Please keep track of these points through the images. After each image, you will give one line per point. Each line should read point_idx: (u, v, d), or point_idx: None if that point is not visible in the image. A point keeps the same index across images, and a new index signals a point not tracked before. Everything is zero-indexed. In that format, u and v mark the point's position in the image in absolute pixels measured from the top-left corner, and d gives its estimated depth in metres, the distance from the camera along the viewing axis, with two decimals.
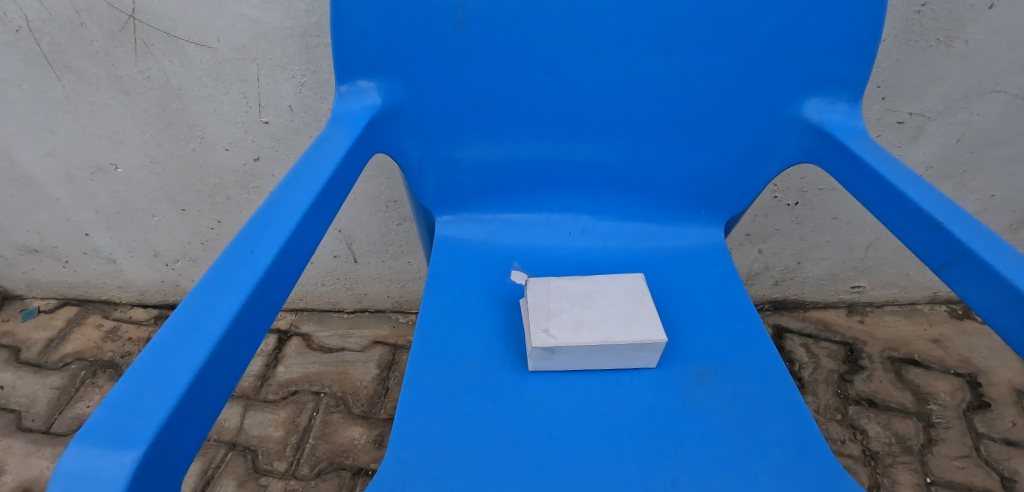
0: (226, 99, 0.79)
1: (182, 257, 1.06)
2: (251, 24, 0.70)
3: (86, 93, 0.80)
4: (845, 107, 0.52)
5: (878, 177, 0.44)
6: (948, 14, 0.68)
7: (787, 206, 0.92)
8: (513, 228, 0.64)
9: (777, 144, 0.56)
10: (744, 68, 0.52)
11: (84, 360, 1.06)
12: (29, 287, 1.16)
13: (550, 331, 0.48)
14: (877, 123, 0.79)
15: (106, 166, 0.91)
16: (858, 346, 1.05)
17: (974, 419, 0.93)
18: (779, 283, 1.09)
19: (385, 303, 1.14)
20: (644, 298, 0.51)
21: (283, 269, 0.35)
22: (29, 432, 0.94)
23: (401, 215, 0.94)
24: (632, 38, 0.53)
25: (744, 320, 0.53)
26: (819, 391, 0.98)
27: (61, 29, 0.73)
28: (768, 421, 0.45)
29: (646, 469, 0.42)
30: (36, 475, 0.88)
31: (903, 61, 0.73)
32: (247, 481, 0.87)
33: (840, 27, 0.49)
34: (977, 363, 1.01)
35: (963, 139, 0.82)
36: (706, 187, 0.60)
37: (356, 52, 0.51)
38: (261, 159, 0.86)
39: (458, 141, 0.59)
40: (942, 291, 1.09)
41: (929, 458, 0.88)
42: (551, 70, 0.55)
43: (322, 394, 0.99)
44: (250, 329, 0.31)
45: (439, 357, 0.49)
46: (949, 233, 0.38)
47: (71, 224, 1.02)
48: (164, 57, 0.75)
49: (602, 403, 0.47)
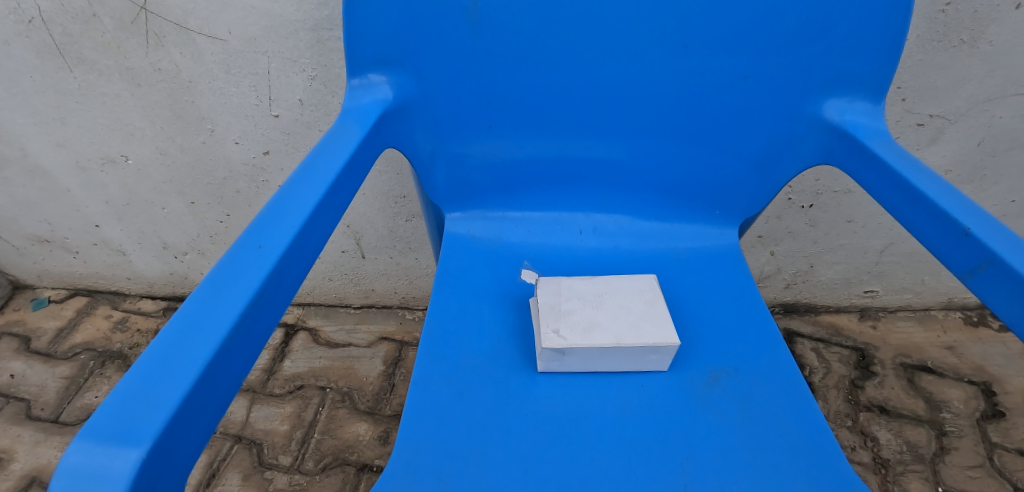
0: (237, 91, 0.78)
1: (190, 249, 1.07)
2: (262, 17, 0.70)
3: (97, 83, 0.80)
4: (867, 107, 0.51)
5: (901, 179, 0.43)
6: (973, 14, 0.66)
7: (801, 208, 0.91)
8: (523, 226, 0.63)
9: (795, 145, 0.54)
10: (761, 67, 0.51)
11: (93, 350, 1.06)
12: (40, 277, 1.17)
13: (561, 331, 0.47)
14: (897, 124, 0.78)
15: (117, 157, 0.91)
16: (870, 351, 1.04)
17: (988, 428, 0.91)
18: (790, 286, 1.07)
19: (392, 299, 1.14)
20: (657, 300, 0.50)
21: (292, 264, 0.35)
22: (38, 421, 0.95)
23: (410, 211, 0.93)
24: (648, 33, 0.51)
25: (757, 324, 0.52)
26: (829, 396, 0.97)
27: (74, 20, 0.73)
28: (782, 428, 0.44)
29: (656, 474, 0.41)
30: (45, 464, 0.89)
31: (925, 62, 0.71)
32: (252, 475, 0.87)
33: (864, 26, 0.47)
34: (992, 372, 0.99)
35: (985, 142, 0.80)
36: (720, 186, 0.59)
37: (368, 44, 0.50)
38: (271, 152, 0.85)
39: (470, 137, 0.58)
40: (958, 297, 1.07)
41: (941, 467, 0.86)
42: (565, 67, 0.54)
43: (328, 389, 0.99)
44: (257, 325, 0.31)
45: (446, 355, 0.49)
46: (976, 239, 0.37)
47: (81, 215, 1.02)
48: (175, 49, 0.75)
49: (612, 405, 0.46)
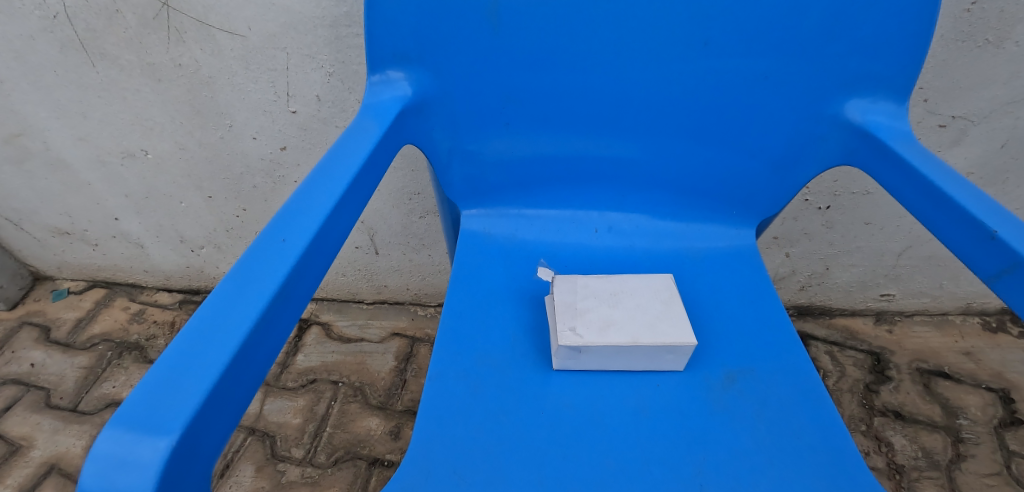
0: (255, 88, 0.79)
1: (207, 243, 1.08)
2: (282, 13, 0.71)
3: (119, 79, 0.81)
4: (889, 107, 0.50)
5: (925, 181, 0.42)
6: (999, 13, 0.65)
7: (818, 210, 0.90)
8: (538, 224, 0.63)
9: (815, 145, 0.54)
10: (783, 66, 0.51)
11: (110, 341, 1.08)
12: (60, 268, 1.19)
13: (576, 329, 0.47)
14: (918, 126, 0.76)
15: (137, 151, 0.92)
16: (885, 356, 1.02)
17: (1006, 436, 0.89)
18: (805, 288, 1.06)
19: (404, 296, 1.14)
20: (673, 299, 0.50)
21: (313, 259, 0.35)
22: (57, 409, 0.97)
23: (423, 208, 0.94)
24: (667, 31, 0.51)
25: (773, 326, 0.51)
26: (843, 400, 0.96)
27: (97, 16, 0.74)
28: (799, 431, 0.43)
29: (671, 474, 0.41)
30: (63, 452, 0.91)
31: (949, 62, 0.70)
32: (265, 467, 0.88)
33: (889, 25, 0.47)
34: (1011, 379, 0.97)
35: (1008, 145, 0.79)
36: (738, 186, 0.59)
37: (388, 42, 0.51)
38: (288, 148, 0.86)
39: (487, 134, 0.58)
40: (977, 302, 1.05)
41: (957, 475, 0.85)
42: (583, 67, 0.54)
43: (340, 384, 1.00)
44: (280, 319, 0.31)
45: (462, 352, 0.49)
46: (1002, 243, 0.36)
47: (101, 208, 1.04)
48: (196, 44, 0.75)
49: (627, 405, 0.46)
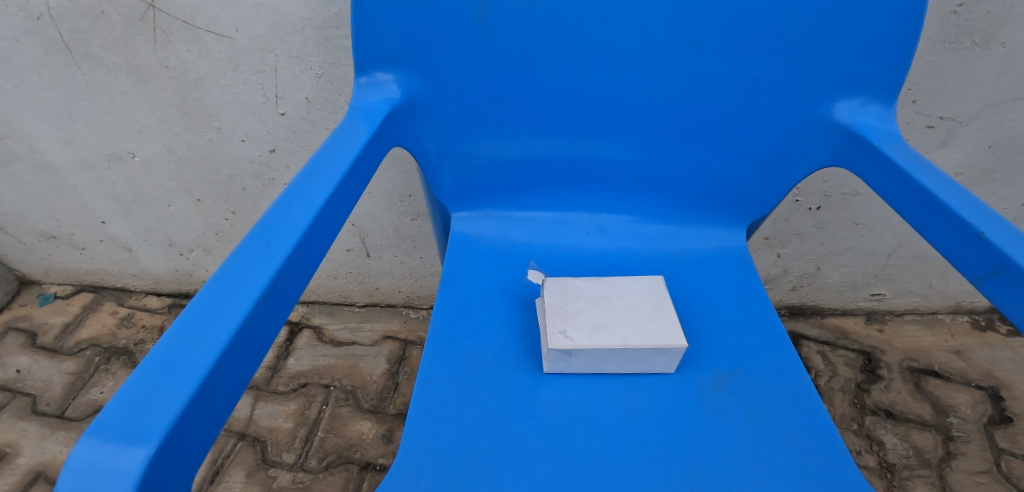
0: (244, 89, 0.78)
1: (196, 247, 1.07)
2: (270, 14, 0.70)
3: (106, 80, 0.80)
4: (879, 109, 0.50)
5: (912, 182, 0.43)
6: (985, 15, 0.65)
7: (809, 210, 0.90)
8: (529, 226, 0.63)
9: (804, 146, 0.54)
10: (773, 68, 0.51)
11: (98, 346, 1.07)
12: (46, 273, 1.17)
13: (567, 332, 0.46)
14: (907, 126, 0.77)
15: (124, 154, 0.91)
16: (877, 355, 1.03)
17: (995, 433, 0.90)
18: (797, 288, 1.07)
19: (397, 298, 1.14)
20: (664, 301, 0.50)
21: (299, 263, 0.35)
22: (43, 416, 0.95)
23: (415, 210, 0.93)
24: (656, 33, 0.51)
25: (764, 328, 0.51)
26: (835, 399, 0.96)
27: (82, 17, 0.73)
28: (789, 432, 0.43)
29: (662, 476, 0.41)
30: (49, 459, 0.89)
31: (936, 63, 0.70)
32: (256, 472, 0.87)
33: (878, 27, 0.47)
34: (1000, 377, 0.98)
35: (996, 145, 0.79)
36: (729, 188, 0.59)
37: (376, 44, 0.50)
38: (277, 150, 0.86)
39: (477, 136, 0.58)
40: (966, 301, 1.06)
41: (947, 473, 0.85)
42: (573, 68, 0.54)
43: (332, 387, 0.99)
44: (265, 323, 0.31)
45: (452, 355, 0.48)
46: (989, 244, 0.36)
47: (89, 211, 1.03)
48: (183, 46, 0.75)
49: (618, 408, 0.46)
